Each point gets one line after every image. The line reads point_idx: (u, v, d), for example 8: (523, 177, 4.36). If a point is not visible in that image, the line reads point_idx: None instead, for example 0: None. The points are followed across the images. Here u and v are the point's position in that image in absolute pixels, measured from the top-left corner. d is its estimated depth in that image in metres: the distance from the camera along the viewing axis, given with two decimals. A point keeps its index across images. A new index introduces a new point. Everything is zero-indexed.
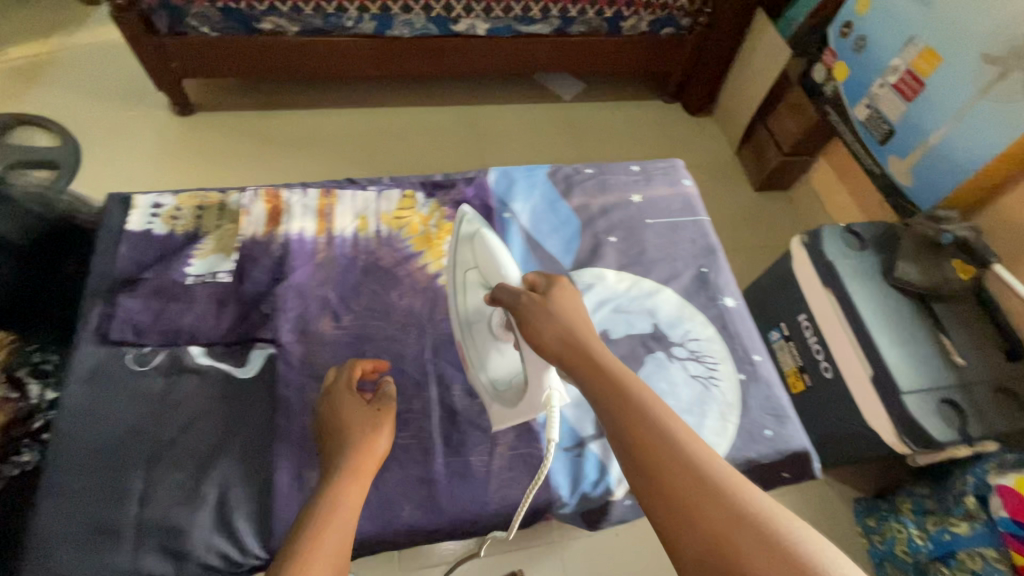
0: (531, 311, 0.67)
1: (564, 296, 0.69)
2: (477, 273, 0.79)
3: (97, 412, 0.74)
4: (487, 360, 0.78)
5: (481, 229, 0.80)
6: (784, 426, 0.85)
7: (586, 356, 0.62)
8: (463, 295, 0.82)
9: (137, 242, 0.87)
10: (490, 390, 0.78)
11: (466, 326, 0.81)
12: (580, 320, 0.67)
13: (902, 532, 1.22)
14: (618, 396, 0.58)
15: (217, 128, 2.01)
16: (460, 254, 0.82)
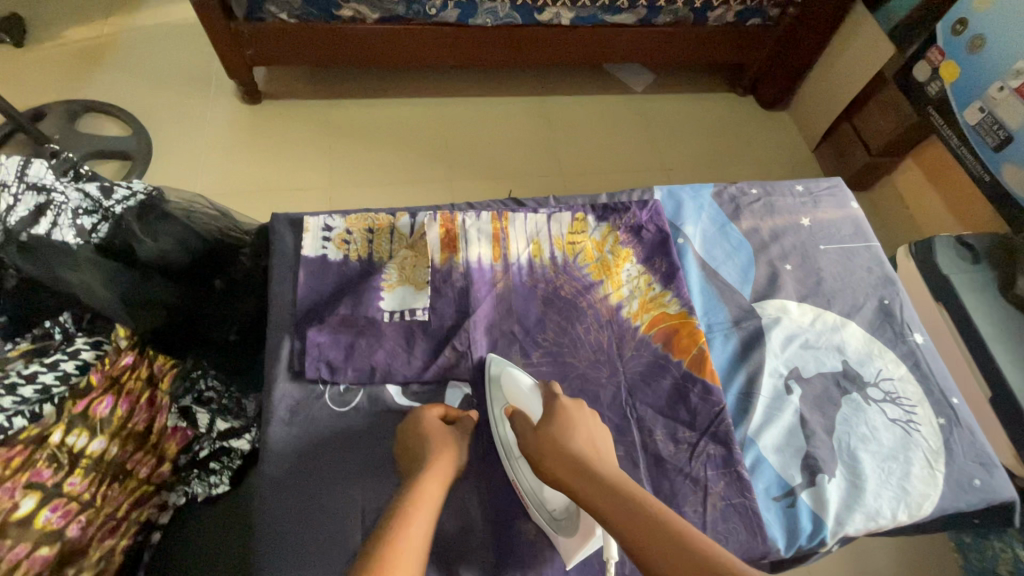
0: (534, 437, 0.68)
1: (574, 410, 0.70)
2: (507, 405, 0.75)
3: (307, 456, 0.71)
4: (542, 494, 0.71)
5: (502, 364, 0.78)
6: (991, 475, 0.82)
7: (590, 473, 0.62)
8: (498, 429, 0.75)
9: (315, 271, 0.82)
10: (551, 525, 0.69)
11: (512, 461, 0.73)
12: (581, 435, 0.67)
13: (1005, 551, 1.14)
14: (622, 506, 0.57)
15: (285, 116, 1.89)
16: (490, 392, 0.76)
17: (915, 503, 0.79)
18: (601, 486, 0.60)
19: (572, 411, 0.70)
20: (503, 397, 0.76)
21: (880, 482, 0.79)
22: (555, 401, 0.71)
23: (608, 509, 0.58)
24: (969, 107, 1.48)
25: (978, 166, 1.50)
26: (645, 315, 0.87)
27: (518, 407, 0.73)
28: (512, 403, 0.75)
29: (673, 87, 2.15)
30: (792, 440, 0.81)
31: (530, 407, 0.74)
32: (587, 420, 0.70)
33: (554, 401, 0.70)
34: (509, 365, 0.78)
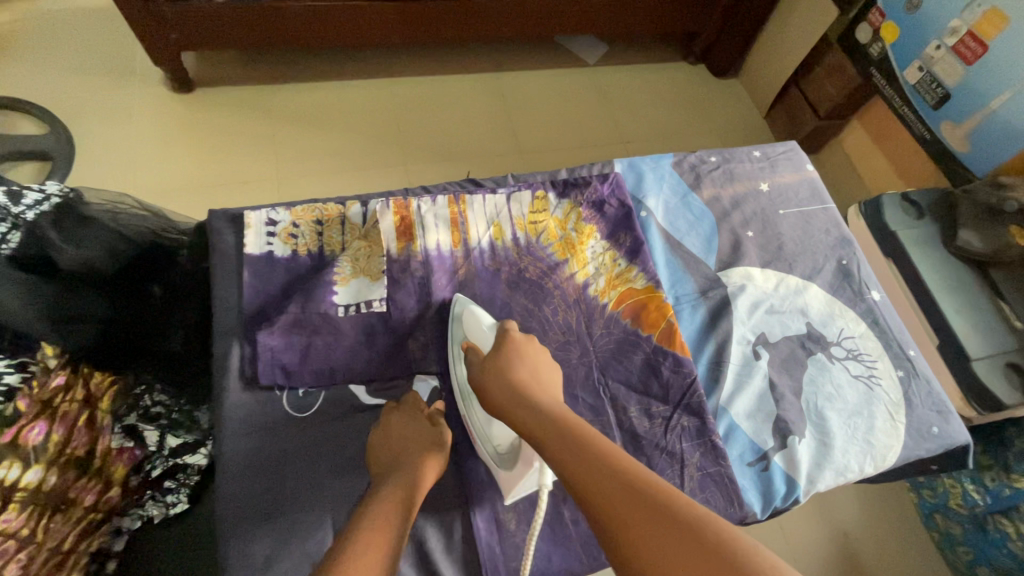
0: (484, 364, 0.66)
1: (525, 348, 0.68)
2: (465, 341, 0.73)
3: (270, 468, 0.67)
4: (490, 427, 0.69)
5: (467, 303, 0.76)
6: (948, 422, 0.86)
7: (528, 403, 0.59)
8: (455, 365, 0.74)
9: (261, 270, 0.76)
10: (494, 459, 0.69)
11: (465, 395, 0.71)
12: (528, 370, 0.65)
13: (956, 487, 1.29)
14: (552, 426, 0.55)
15: (223, 105, 1.76)
16: (452, 326, 0.75)
17: (880, 455, 0.81)
18: (538, 411, 0.58)
19: (522, 344, 0.68)
20: (462, 333, 0.75)
21: (847, 438, 0.81)
22: (509, 334, 0.69)
23: (541, 430, 0.56)
24: (909, 67, 1.51)
25: (919, 124, 1.53)
26: (613, 292, 0.85)
27: (473, 345, 0.71)
28: (470, 340, 0.73)
29: (625, 58, 2.12)
30: (762, 405, 0.82)
31: (484, 343, 0.72)
32: (538, 359, 0.68)
33: (505, 336, 0.69)
34: (472, 304, 0.75)
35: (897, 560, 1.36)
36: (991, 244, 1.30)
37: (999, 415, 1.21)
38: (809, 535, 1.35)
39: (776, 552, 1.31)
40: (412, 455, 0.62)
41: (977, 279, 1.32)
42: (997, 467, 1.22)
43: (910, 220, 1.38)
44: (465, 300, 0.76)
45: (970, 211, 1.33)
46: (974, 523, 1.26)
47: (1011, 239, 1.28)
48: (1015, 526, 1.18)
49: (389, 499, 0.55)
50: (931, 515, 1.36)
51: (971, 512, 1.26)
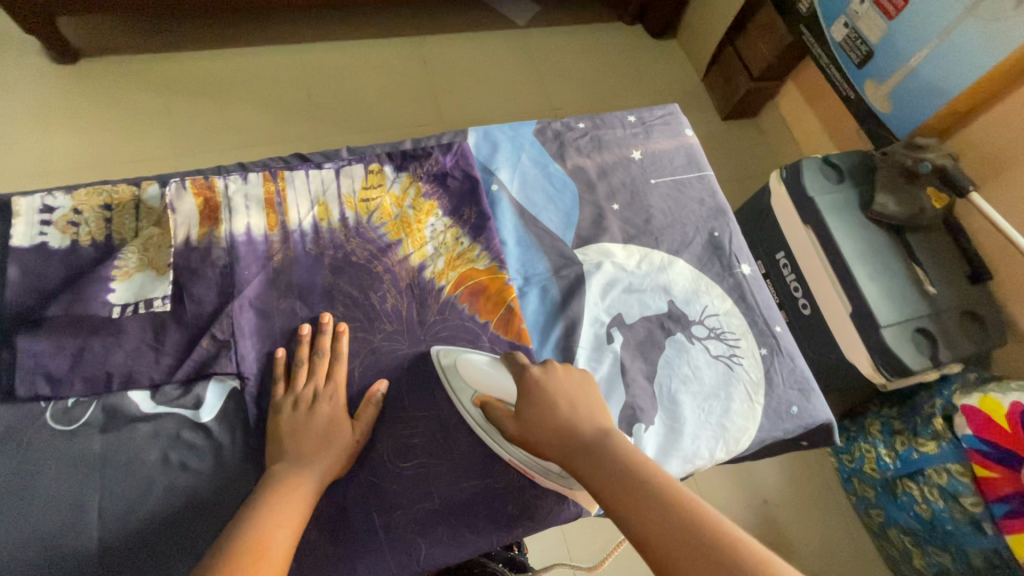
0: (517, 416, 0.62)
1: (553, 381, 0.63)
2: (476, 393, 0.68)
3: (24, 494, 0.59)
4: (542, 462, 0.64)
5: (453, 352, 0.71)
6: (809, 400, 0.81)
7: (575, 443, 0.57)
8: (468, 411, 0.69)
9: (30, 264, 0.67)
10: (564, 481, 0.65)
11: (498, 442, 0.67)
12: (564, 403, 0.61)
13: (871, 451, 1.29)
14: (613, 478, 0.52)
15: (108, 75, 1.60)
16: (452, 383, 0.70)
17: (733, 439, 0.77)
18: (589, 453, 0.55)
19: (545, 378, 0.63)
20: (467, 386, 0.69)
21: (699, 422, 0.77)
22: (527, 373, 0.64)
23: (605, 488, 0.52)
24: (835, 23, 1.41)
25: (845, 83, 1.46)
26: (451, 274, 0.78)
27: (486, 394, 0.67)
28: (480, 390, 0.68)
29: (557, 19, 2.00)
30: (611, 393, 0.76)
31: (498, 382, 0.67)
32: (568, 384, 0.63)
33: (517, 370, 0.65)
34: (459, 352, 0.71)
35: (812, 528, 1.35)
36: (907, 209, 1.25)
37: (910, 379, 1.19)
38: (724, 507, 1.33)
39: None
40: (306, 453, 0.61)
41: (891, 243, 1.28)
42: (908, 432, 1.22)
43: (829, 184, 1.32)
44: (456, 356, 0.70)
45: (889, 176, 1.28)
46: (885, 487, 1.27)
47: (926, 201, 1.24)
48: (919, 487, 1.18)
49: (266, 523, 0.53)
50: (850, 478, 1.36)
51: (883, 477, 1.26)
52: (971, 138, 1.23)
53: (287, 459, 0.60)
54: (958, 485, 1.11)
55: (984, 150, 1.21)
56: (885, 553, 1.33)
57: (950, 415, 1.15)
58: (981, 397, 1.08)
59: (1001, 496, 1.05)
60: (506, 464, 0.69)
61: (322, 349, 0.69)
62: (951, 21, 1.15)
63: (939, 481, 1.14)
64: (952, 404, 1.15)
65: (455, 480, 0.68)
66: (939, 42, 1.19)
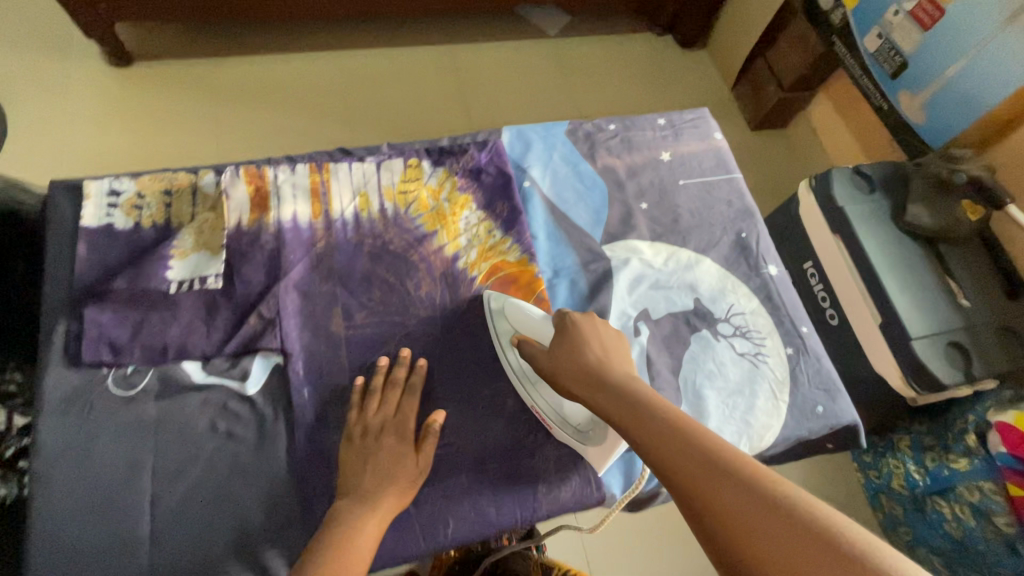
0: (551, 353, 0.67)
1: (587, 329, 0.67)
2: (515, 334, 0.74)
3: (86, 452, 0.64)
4: (564, 407, 0.69)
5: (504, 298, 0.76)
6: (835, 401, 0.81)
7: (602, 383, 0.61)
8: (506, 354, 0.74)
9: (97, 242, 0.72)
10: (578, 438, 0.69)
11: (527, 382, 0.72)
12: (595, 348, 0.65)
13: (899, 467, 1.28)
14: (636, 411, 0.55)
15: (159, 78, 1.68)
16: (496, 324, 0.75)
17: (757, 435, 0.77)
18: (614, 390, 0.59)
19: (582, 324, 0.68)
20: (510, 328, 0.75)
21: (723, 417, 0.78)
22: (566, 319, 0.69)
23: (624, 418, 0.56)
24: (869, 35, 1.41)
25: (878, 94, 1.45)
26: (484, 264, 0.81)
27: (527, 337, 0.71)
28: (521, 332, 0.73)
29: (587, 30, 2.03)
30: None
31: (539, 330, 0.72)
32: (601, 333, 0.68)
33: (563, 317, 0.69)
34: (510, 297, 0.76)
35: None
36: (939, 221, 1.24)
37: (938, 395, 1.18)
38: None
39: None
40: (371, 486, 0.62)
41: (923, 254, 1.26)
42: (939, 447, 1.21)
43: (860, 195, 1.31)
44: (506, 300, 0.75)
45: (922, 187, 1.27)
46: (914, 504, 1.25)
47: (961, 213, 1.23)
48: (949, 505, 1.16)
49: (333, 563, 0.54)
50: (877, 495, 1.34)
51: (912, 494, 1.24)
52: (1007, 149, 1.22)
53: (352, 495, 0.61)
54: (991, 503, 1.08)
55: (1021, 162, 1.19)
56: None
57: (983, 432, 1.12)
58: (1017, 414, 1.05)
59: None
60: (532, 448, 0.72)
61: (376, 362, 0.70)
62: (988, 32, 1.15)
63: (971, 499, 1.12)
64: (985, 420, 1.13)
65: (483, 462, 0.70)
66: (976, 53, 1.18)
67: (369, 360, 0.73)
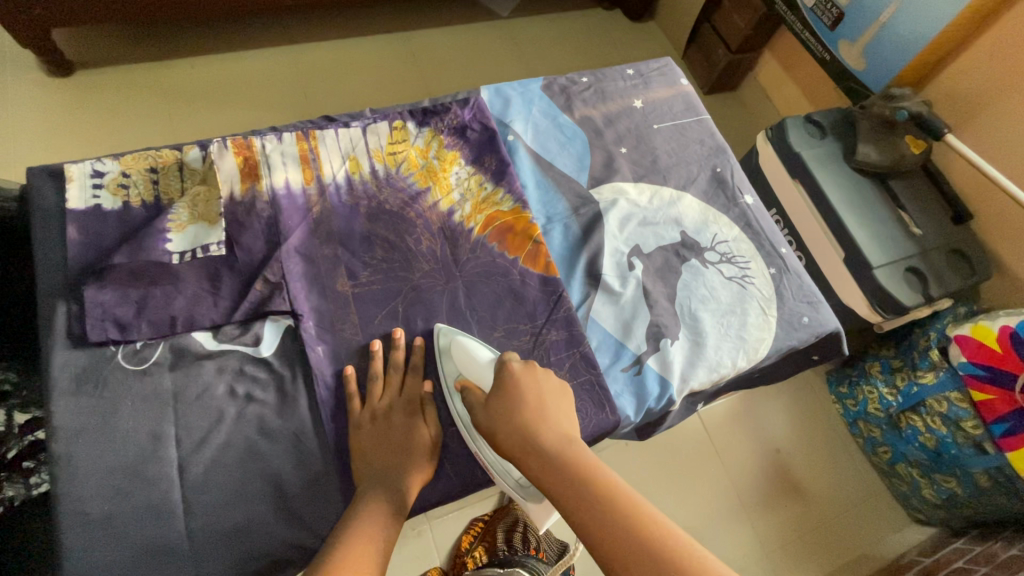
0: (489, 411, 0.64)
1: (525, 383, 0.64)
2: (460, 377, 0.71)
3: (105, 429, 0.63)
4: (506, 465, 0.67)
5: (452, 334, 0.73)
6: (818, 311, 0.87)
7: (540, 455, 0.58)
8: (452, 400, 0.71)
9: (89, 223, 0.71)
10: (518, 490, 0.67)
11: (471, 432, 0.69)
12: (533, 410, 0.62)
13: (872, 392, 1.35)
14: (581, 497, 0.54)
15: (105, 85, 1.60)
16: (444, 364, 0.72)
17: (752, 348, 0.82)
18: (557, 468, 0.57)
19: (522, 379, 0.64)
20: (455, 369, 0.71)
21: (720, 335, 0.82)
22: (508, 367, 0.65)
23: (572, 507, 0.54)
24: None
25: (819, 46, 1.52)
26: (479, 216, 0.83)
27: (469, 382, 0.69)
28: (464, 375, 0.70)
29: (540, 8, 2.06)
30: (637, 314, 0.81)
31: (482, 376, 0.69)
32: (541, 387, 0.65)
33: (503, 369, 0.65)
34: (458, 334, 0.72)
35: (828, 468, 1.40)
36: (889, 156, 1.31)
37: (902, 318, 1.26)
38: (742, 452, 1.38)
39: (711, 474, 1.33)
40: (395, 464, 0.64)
41: (876, 188, 1.34)
42: (907, 368, 1.27)
43: (813, 140, 1.39)
44: (455, 338, 0.72)
45: (868, 127, 1.34)
46: (890, 425, 1.31)
47: (906, 148, 1.30)
48: (921, 418, 1.23)
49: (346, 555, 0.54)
50: (856, 422, 1.41)
51: (887, 414, 1.31)
52: (940, 82, 1.32)
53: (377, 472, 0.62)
54: (959, 411, 1.15)
55: (953, 93, 1.29)
56: (894, 491, 1.38)
57: (946, 346, 1.20)
58: (973, 325, 1.14)
59: (999, 416, 1.09)
60: None
61: (398, 364, 0.71)
62: None
63: (940, 410, 1.19)
64: (946, 335, 1.20)
65: None
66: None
67: (379, 315, 0.74)
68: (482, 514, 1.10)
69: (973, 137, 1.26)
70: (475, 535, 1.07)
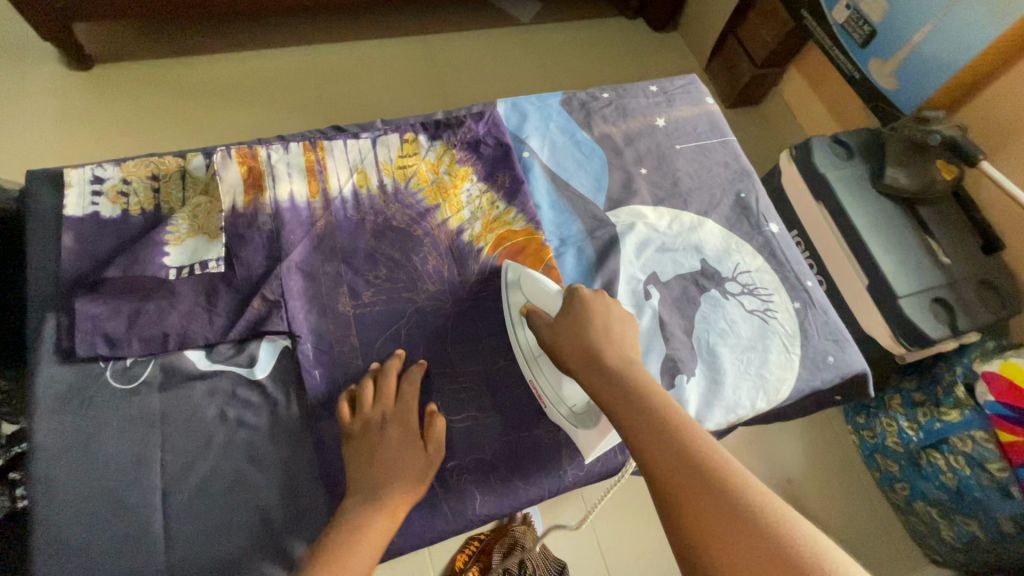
0: (552, 327, 0.64)
1: (590, 302, 0.64)
2: (526, 305, 0.71)
3: (88, 451, 0.60)
4: (562, 388, 0.66)
5: (520, 268, 0.72)
6: (844, 350, 0.82)
7: (599, 365, 0.58)
8: (516, 328, 0.71)
9: (85, 232, 0.68)
10: (571, 420, 0.67)
11: (531, 357, 0.69)
12: (599, 324, 0.62)
13: (892, 425, 1.28)
14: (634, 405, 0.52)
15: (124, 81, 1.59)
16: (511, 295, 0.72)
17: (773, 388, 0.78)
18: (615, 376, 0.56)
19: (589, 301, 0.64)
20: (521, 298, 0.72)
21: (738, 373, 0.78)
22: (577, 292, 0.65)
23: (623, 414, 0.52)
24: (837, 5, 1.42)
25: (848, 64, 1.46)
26: (489, 236, 0.79)
27: (536, 308, 0.68)
28: (531, 303, 0.70)
29: (563, 16, 2.02)
30: (652, 347, 0.77)
31: (549, 304, 0.68)
32: (608, 309, 0.64)
33: (574, 292, 0.65)
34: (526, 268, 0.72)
35: (845, 505, 1.34)
36: (918, 181, 1.25)
37: (926, 350, 1.20)
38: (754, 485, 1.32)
39: None
40: None
41: (905, 216, 1.28)
42: (930, 403, 1.22)
43: (840, 161, 1.33)
44: (524, 271, 0.71)
45: (897, 150, 1.28)
46: (910, 461, 1.24)
47: (937, 174, 1.23)
48: (943, 457, 1.16)
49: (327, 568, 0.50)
50: (873, 455, 1.34)
51: (907, 449, 1.24)
52: (978, 109, 1.25)
53: None
54: (984, 452, 1.09)
55: (991, 120, 1.23)
56: (910, 529, 1.30)
57: (972, 383, 1.15)
58: (1002, 362, 1.08)
59: None
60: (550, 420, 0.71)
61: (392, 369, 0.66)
62: None
63: (964, 449, 1.13)
64: (973, 371, 1.15)
65: (502, 433, 0.69)
66: (941, 18, 1.21)
67: (379, 338, 0.71)
68: (480, 532, 1.05)
69: (1011, 167, 1.20)
70: (470, 553, 1.02)
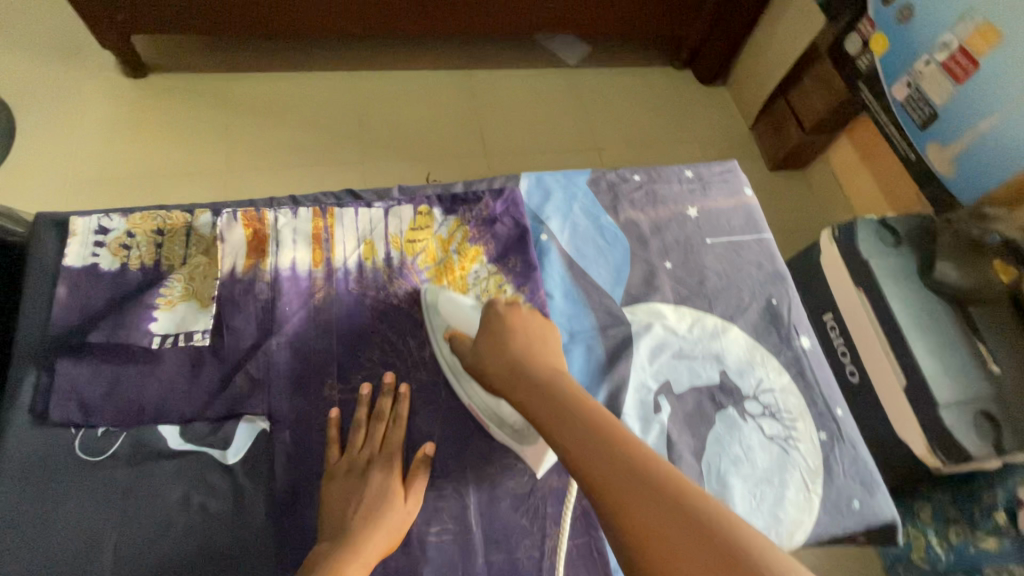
0: (475, 346, 0.63)
1: (508, 322, 0.63)
2: (447, 328, 0.70)
3: (41, 527, 0.57)
4: (497, 406, 0.65)
5: (437, 290, 0.72)
6: (872, 495, 0.74)
7: (528, 383, 0.57)
8: (438, 347, 0.70)
9: (80, 285, 0.67)
10: (513, 437, 0.65)
11: (459, 377, 0.68)
12: (523, 345, 0.61)
13: (919, 538, 1.15)
14: (568, 420, 0.52)
15: (160, 91, 1.55)
16: (431, 318, 0.71)
17: (786, 532, 0.70)
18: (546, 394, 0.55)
19: (507, 317, 0.64)
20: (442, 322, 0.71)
21: (750, 510, 0.70)
22: (493, 308, 0.65)
23: (558, 432, 0.52)
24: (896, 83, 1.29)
25: (903, 143, 1.31)
26: None
27: (459, 331, 0.68)
28: (453, 326, 0.70)
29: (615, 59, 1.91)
30: None
31: (470, 323, 0.69)
32: (529, 328, 0.64)
33: (490, 310, 0.65)
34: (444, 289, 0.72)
35: None
36: (973, 280, 1.11)
37: (964, 466, 1.04)
38: None
39: None
40: None
41: None
42: (965, 522, 1.07)
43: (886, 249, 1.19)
44: (440, 293, 0.72)
45: (951, 245, 1.14)
46: None
47: (994, 276, 1.10)
48: None
49: None
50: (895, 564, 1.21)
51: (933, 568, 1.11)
52: None
53: None
54: None
55: None
56: None
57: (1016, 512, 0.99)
58: None
59: None
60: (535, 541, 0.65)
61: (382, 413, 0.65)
62: None
63: None
64: (1018, 497, 0.99)
65: (478, 551, 0.63)
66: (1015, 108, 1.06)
67: None
68: None
69: None
70: None
